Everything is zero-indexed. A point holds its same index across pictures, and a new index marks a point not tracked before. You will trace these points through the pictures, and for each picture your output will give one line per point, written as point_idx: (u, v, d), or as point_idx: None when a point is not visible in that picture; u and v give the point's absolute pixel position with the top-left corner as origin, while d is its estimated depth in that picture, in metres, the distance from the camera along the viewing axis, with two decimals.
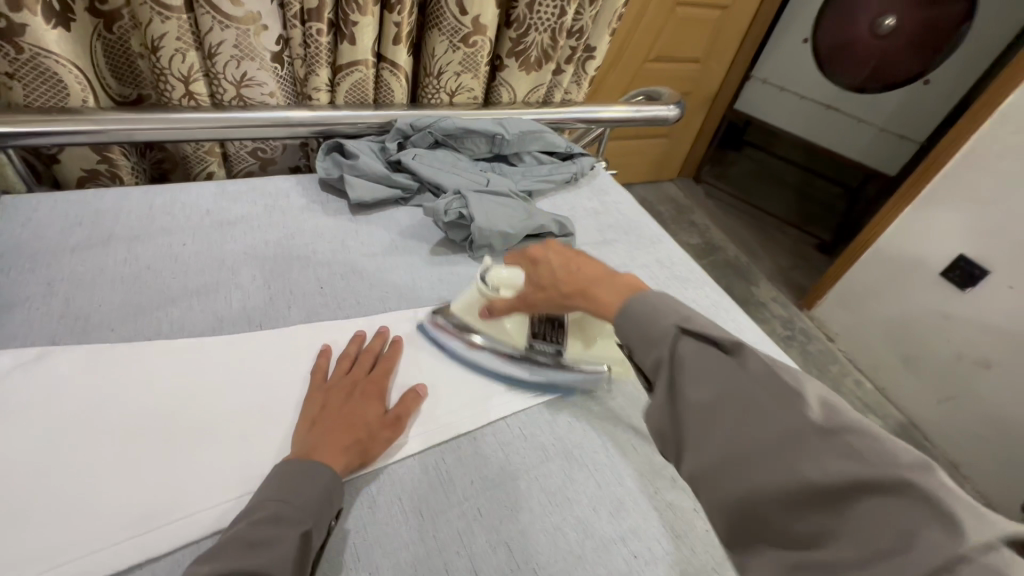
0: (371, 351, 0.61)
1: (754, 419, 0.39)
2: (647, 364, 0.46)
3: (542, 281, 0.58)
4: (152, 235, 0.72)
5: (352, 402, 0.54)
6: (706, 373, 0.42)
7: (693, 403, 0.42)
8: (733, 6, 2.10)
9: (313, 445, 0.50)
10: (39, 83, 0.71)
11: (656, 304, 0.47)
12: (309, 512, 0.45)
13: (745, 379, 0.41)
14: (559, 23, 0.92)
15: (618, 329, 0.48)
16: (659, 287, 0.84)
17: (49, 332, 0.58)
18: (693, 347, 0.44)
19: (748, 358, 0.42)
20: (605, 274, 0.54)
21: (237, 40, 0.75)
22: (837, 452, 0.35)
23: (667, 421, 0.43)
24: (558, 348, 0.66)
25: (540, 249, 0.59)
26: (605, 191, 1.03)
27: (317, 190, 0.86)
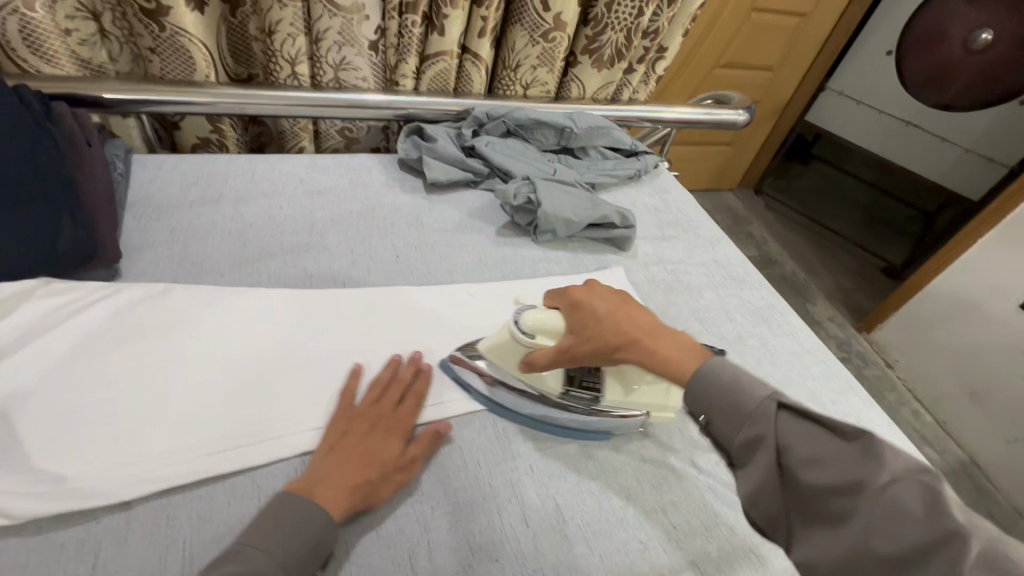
0: (400, 381, 0.59)
1: (879, 521, 0.37)
2: (735, 440, 0.44)
3: (588, 331, 0.52)
4: (255, 198, 0.80)
5: (370, 437, 0.53)
6: (819, 457, 0.40)
7: (809, 486, 0.40)
8: (813, 12, 2.04)
9: (320, 478, 0.48)
10: (173, 58, 0.81)
11: (741, 374, 0.45)
12: (288, 567, 0.43)
13: (879, 473, 0.38)
14: (636, 23, 0.95)
15: (688, 396, 0.47)
16: (716, 286, 0.85)
17: (170, 272, 0.68)
18: (796, 424, 0.42)
19: (874, 445, 0.39)
20: (658, 326, 0.51)
21: (342, 28, 0.83)
22: (994, 571, 0.33)
23: (768, 498, 0.42)
24: (595, 395, 0.60)
25: (582, 291, 0.56)
26: (667, 190, 1.05)
27: (396, 169, 0.93)
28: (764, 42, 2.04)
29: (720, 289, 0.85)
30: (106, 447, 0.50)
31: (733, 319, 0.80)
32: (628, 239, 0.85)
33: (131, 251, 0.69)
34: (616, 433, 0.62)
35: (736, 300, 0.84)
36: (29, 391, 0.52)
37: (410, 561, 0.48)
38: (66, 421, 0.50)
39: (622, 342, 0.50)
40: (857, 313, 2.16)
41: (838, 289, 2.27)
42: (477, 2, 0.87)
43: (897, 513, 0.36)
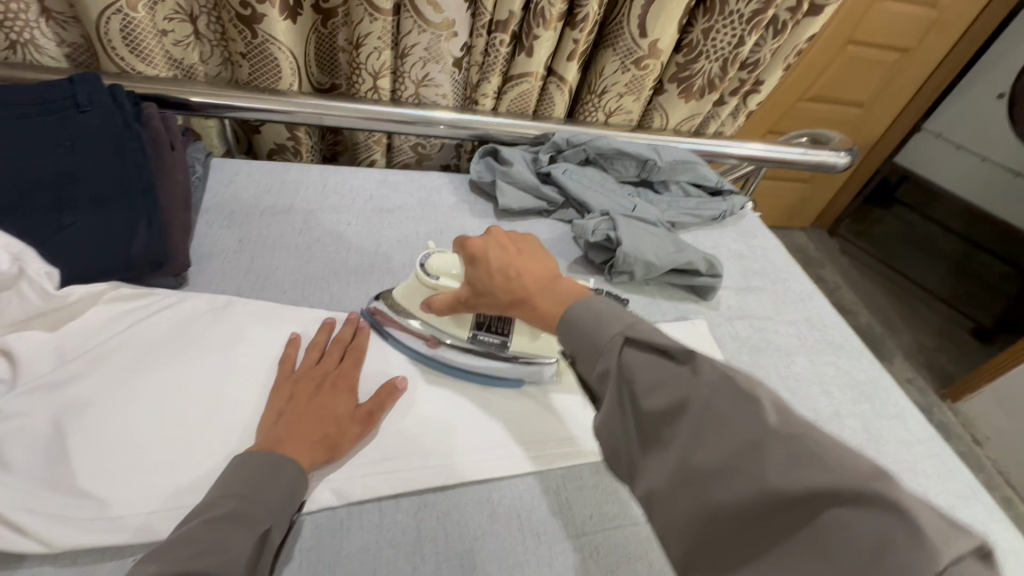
0: (340, 341, 0.59)
1: (706, 427, 0.36)
2: (592, 375, 0.44)
3: (480, 286, 0.53)
4: (324, 211, 0.78)
5: (320, 394, 0.53)
6: (658, 382, 0.40)
7: (649, 413, 0.39)
8: (916, 48, 1.88)
9: (279, 436, 0.48)
10: (262, 65, 0.81)
11: (601, 312, 0.45)
12: (270, 511, 0.43)
13: (700, 389, 0.38)
14: (734, 52, 0.85)
15: (562, 340, 0.46)
16: (809, 350, 0.76)
17: (235, 284, 0.66)
18: (642, 357, 0.42)
19: (699, 363, 0.39)
20: (543, 281, 0.50)
21: (430, 44, 0.81)
22: (796, 461, 0.33)
23: (622, 438, 0.42)
24: (502, 341, 0.60)
25: (479, 241, 0.54)
26: (754, 234, 0.96)
27: (467, 190, 0.89)
28: (858, 76, 1.90)
29: (813, 355, 0.75)
30: (154, 474, 0.47)
31: (830, 393, 0.70)
32: (712, 288, 0.78)
33: (201, 259, 0.68)
34: None
35: (831, 368, 0.74)
36: (87, 402, 0.50)
37: None
38: (120, 439, 0.48)
39: (512, 302, 0.51)
40: (940, 378, 1.96)
41: (919, 348, 2.06)
42: (570, 24, 0.82)
43: (717, 422, 0.36)
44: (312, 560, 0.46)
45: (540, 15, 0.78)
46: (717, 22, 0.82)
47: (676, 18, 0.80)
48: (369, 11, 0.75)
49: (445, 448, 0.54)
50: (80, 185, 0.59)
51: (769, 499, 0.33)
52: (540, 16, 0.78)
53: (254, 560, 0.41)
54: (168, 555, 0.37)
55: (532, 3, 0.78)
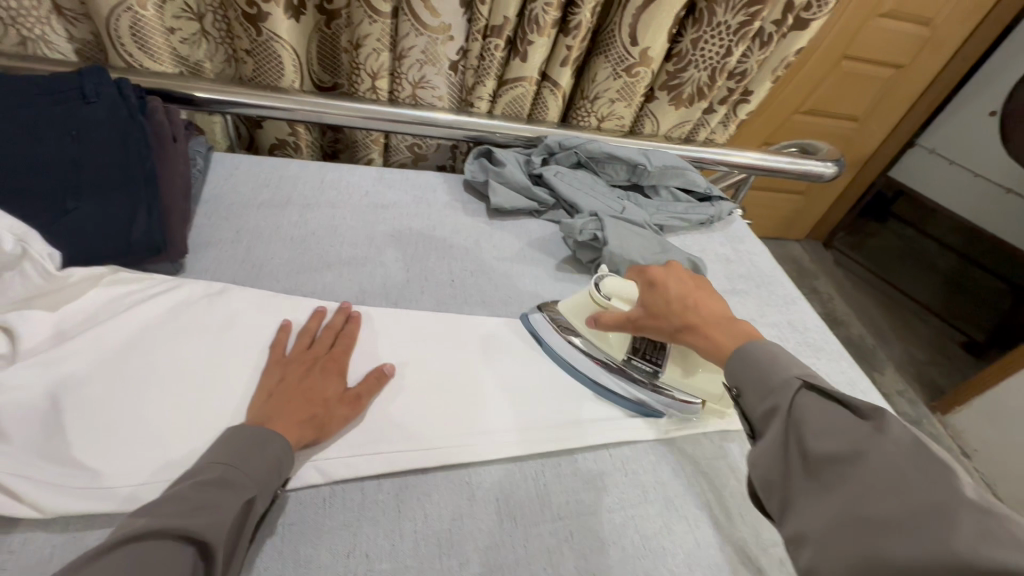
0: (331, 328, 0.61)
1: (884, 480, 0.36)
2: (757, 412, 0.45)
3: (659, 309, 0.58)
4: (321, 205, 0.81)
5: (310, 376, 0.55)
6: (831, 427, 0.40)
7: (815, 455, 0.39)
8: (910, 65, 1.91)
9: (270, 413, 0.50)
10: (265, 63, 0.84)
11: (778, 355, 0.47)
12: (255, 480, 0.45)
13: (883, 444, 0.37)
14: (723, 62, 0.88)
15: (729, 371, 0.49)
16: (789, 352, 0.78)
17: (231, 272, 0.68)
18: (819, 402, 0.42)
19: (888, 422, 0.38)
20: (723, 317, 0.55)
21: (426, 47, 0.84)
22: (990, 534, 0.30)
23: (776, 474, 0.42)
24: (654, 370, 0.63)
25: (661, 271, 0.59)
26: (741, 240, 0.98)
27: (461, 189, 0.91)
28: (852, 91, 1.93)
29: (793, 356, 0.77)
30: (144, 447, 0.49)
31: None
32: None
33: (198, 247, 0.70)
34: (668, 508, 0.56)
35: (810, 369, 0.76)
36: (80, 379, 0.51)
37: None
38: (113, 413, 0.50)
39: (683, 327, 0.56)
40: (931, 390, 1.97)
41: (910, 360, 2.08)
42: (564, 31, 0.84)
43: (893, 477, 0.35)
44: (291, 534, 0.47)
45: (534, 22, 0.80)
46: (705, 32, 0.85)
47: (666, 28, 0.82)
48: (369, 14, 0.78)
49: (429, 432, 0.56)
50: (84, 171, 0.62)
51: (954, 569, 0.30)
52: (534, 22, 0.80)
53: (237, 527, 0.42)
54: (160, 511, 0.39)
55: (526, 10, 0.81)
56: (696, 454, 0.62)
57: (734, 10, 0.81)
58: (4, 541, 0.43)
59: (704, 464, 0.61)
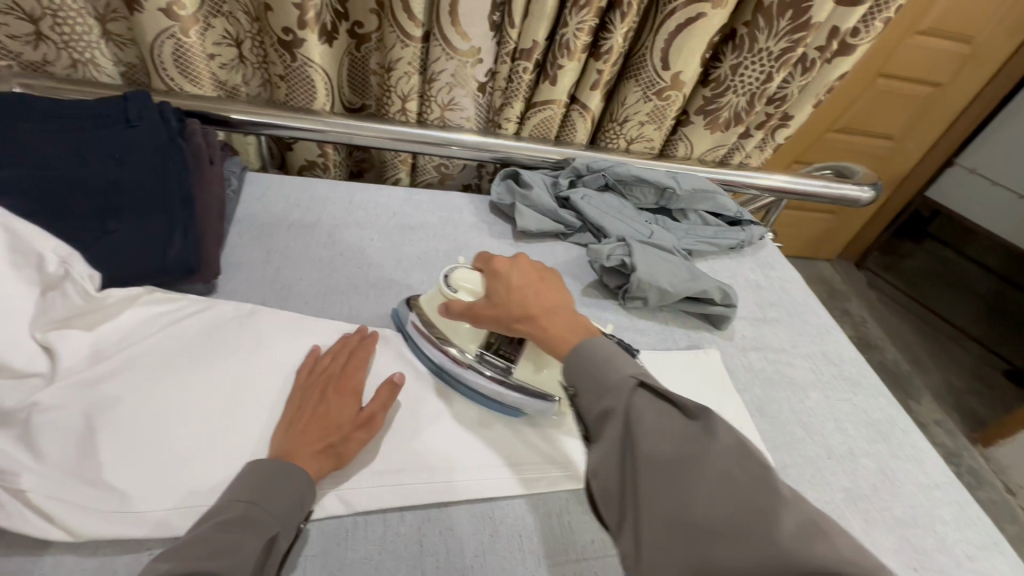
0: (351, 349, 0.60)
1: (722, 487, 0.38)
2: (593, 412, 0.46)
3: (497, 296, 0.56)
4: (348, 226, 0.81)
5: (325, 402, 0.54)
6: (663, 429, 0.42)
7: (655, 458, 0.41)
8: (949, 83, 1.86)
9: (291, 446, 0.50)
10: (299, 86, 0.86)
11: (615, 355, 0.48)
12: (277, 516, 0.45)
13: (714, 448, 0.40)
14: (762, 88, 0.86)
15: (568, 367, 0.50)
16: (824, 385, 0.75)
17: (261, 293, 0.69)
18: (650, 402, 0.45)
19: (714, 426, 0.42)
20: (557, 307, 0.54)
21: (456, 70, 0.84)
22: (807, 535, 0.35)
23: (614, 478, 0.43)
24: (507, 366, 0.59)
25: (505, 262, 0.58)
26: (772, 265, 0.96)
27: (486, 211, 0.91)
28: (887, 109, 1.88)
29: (828, 389, 0.74)
30: (176, 470, 0.49)
31: (844, 430, 0.69)
32: (726, 318, 0.77)
33: (229, 267, 0.71)
34: None
35: (846, 404, 0.73)
36: (114, 399, 0.52)
37: None
38: (147, 435, 0.51)
39: (522, 316, 0.54)
40: (972, 422, 1.88)
41: (949, 389, 1.99)
42: (594, 56, 0.84)
43: (725, 479, 0.39)
44: (317, 565, 0.47)
45: (565, 47, 0.80)
46: (746, 58, 0.83)
47: (700, 52, 0.81)
48: (401, 38, 0.79)
49: (453, 462, 0.55)
50: (125, 194, 0.63)
51: (773, 566, 0.34)
52: (564, 47, 0.80)
53: (260, 565, 0.42)
54: (187, 553, 0.40)
55: (557, 35, 0.80)
56: None
57: (776, 36, 0.79)
58: (36, 564, 0.43)
59: None
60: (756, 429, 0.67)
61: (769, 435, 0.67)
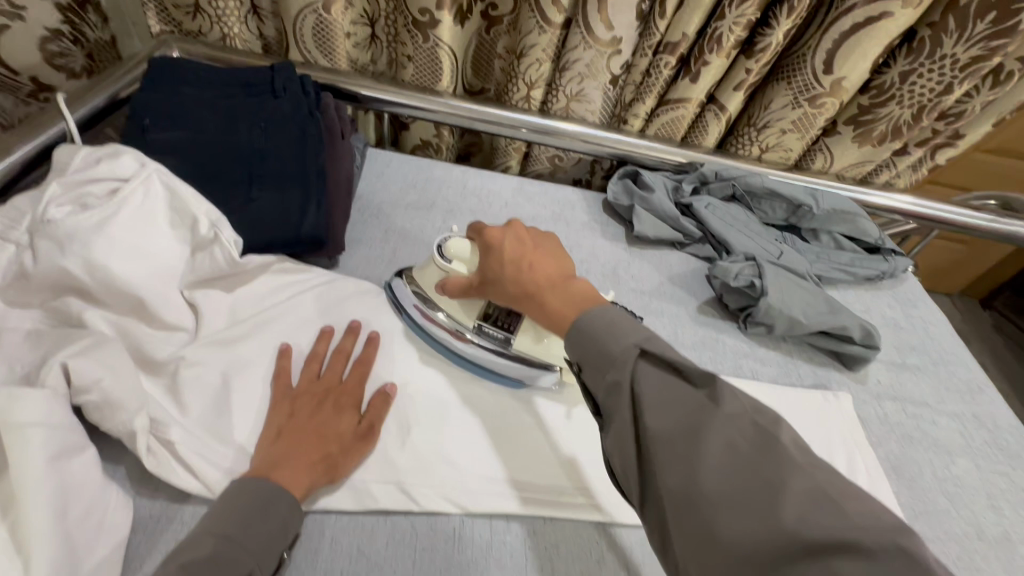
0: (340, 354, 0.56)
1: (733, 461, 0.35)
2: (602, 389, 0.41)
3: (493, 269, 0.53)
4: (463, 212, 0.81)
5: (319, 413, 0.50)
6: (668, 399, 0.38)
7: (655, 432, 0.37)
8: None
9: (276, 459, 0.46)
10: (426, 66, 0.85)
11: (615, 321, 0.43)
12: (254, 551, 0.40)
13: (715, 417, 0.37)
14: (936, 100, 0.74)
15: (574, 342, 0.44)
16: (975, 453, 0.65)
17: (378, 274, 0.70)
18: (655, 373, 0.40)
19: (719, 394, 0.38)
20: (555, 278, 0.50)
21: (591, 61, 0.79)
22: (819, 505, 0.31)
23: (624, 458, 0.39)
24: (506, 338, 0.59)
25: (497, 232, 0.55)
26: (916, 304, 0.85)
27: (600, 210, 0.87)
28: None
29: (979, 457, 0.65)
30: None
31: (999, 511, 0.60)
32: (863, 359, 0.69)
33: (350, 244, 0.73)
34: None
35: (1003, 480, 0.63)
36: (248, 362, 0.55)
37: None
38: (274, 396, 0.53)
39: (521, 294, 0.51)
40: None
41: None
42: (746, 53, 0.76)
43: (733, 451, 0.35)
44: (424, 561, 0.46)
45: (715, 42, 0.74)
46: (923, 65, 0.71)
47: (872, 56, 0.71)
48: (540, 25, 0.75)
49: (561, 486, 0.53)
50: (268, 164, 0.66)
51: (780, 540, 0.31)
52: (714, 42, 0.74)
53: None
54: None
55: (709, 27, 0.74)
56: None
57: (970, 42, 0.67)
58: (179, 512, 0.46)
59: None
60: (892, 491, 0.59)
61: (906, 500, 0.59)
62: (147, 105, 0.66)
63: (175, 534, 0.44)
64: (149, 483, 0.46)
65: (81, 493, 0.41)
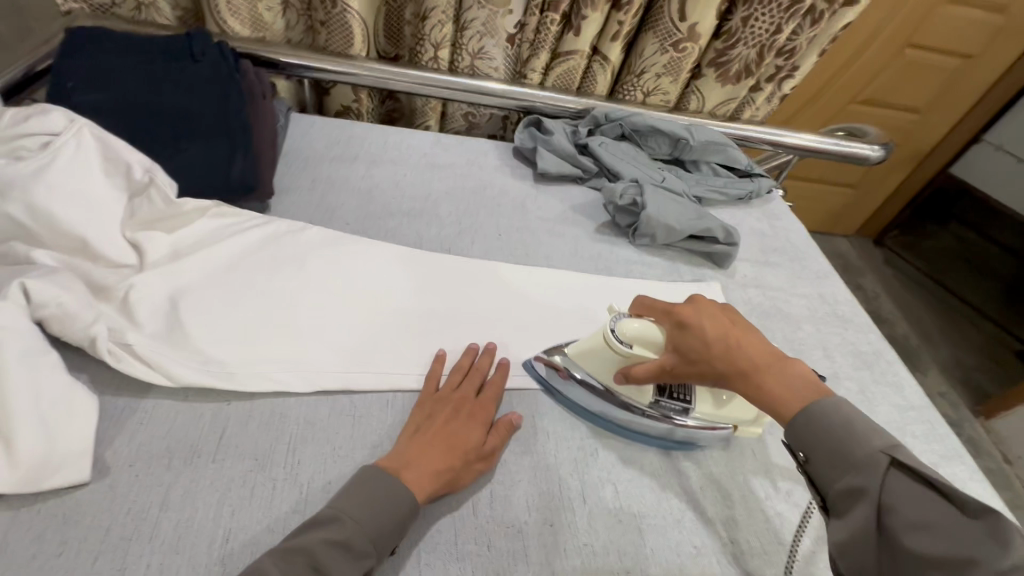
0: (478, 367, 0.60)
1: None
2: (835, 486, 0.44)
3: (696, 354, 0.53)
4: (384, 162, 0.89)
5: (457, 418, 0.55)
6: (929, 523, 0.39)
7: (911, 548, 0.39)
8: (980, 55, 1.74)
9: (410, 454, 0.51)
10: (338, 33, 0.92)
11: (855, 422, 0.45)
12: (372, 535, 0.45)
13: (994, 551, 0.36)
14: (771, 40, 0.90)
15: (793, 429, 0.47)
16: (817, 320, 0.81)
17: (307, 214, 0.78)
18: (917, 491, 0.40)
19: (1005, 534, 0.37)
20: (772, 357, 0.51)
21: (487, 19, 0.90)
22: None
23: (859, 559, 0.41)
24: (685, 408, 0.60)
25: (690, 311, 0.55)
26: (779, 216, 1.01)
27: (510, 156, 0.97)
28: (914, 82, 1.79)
29: (820, 323, 0.81)
30: (246, 345, 0.58)
31: (831, 358, 0.76)
32: (728, 256, 0.84)
33: (280, 193, 0.80)
34: (684, 442, 0.62)
35: (837, 337, 0.79)
36: (190, 288, 0.61)
37: (476, 508, 0.52)
38: (219, 311, 0.60)
39: (730, 372, 0.51)
40: (976, 395, 1.84)
41: (959, 368, 1.93)
42: (616, 7, 0.89)
43: None
44: (363, 423, 0.56)
45: None
46: (756, 10, 0.86)
47: (714, 5, 0.85)
48: None
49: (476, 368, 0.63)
50: (193, 120, 0.72)
51: None
52: None
53: None
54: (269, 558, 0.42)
55: None
56: None
57: None
58: (140, 404, 0.53)
59: None
60: None
61: None
62: (70, 71, 0.71)
63: (139, 420, 0.52)
64: (110, 385, 0.53)
65: (52, 386, 0.48)
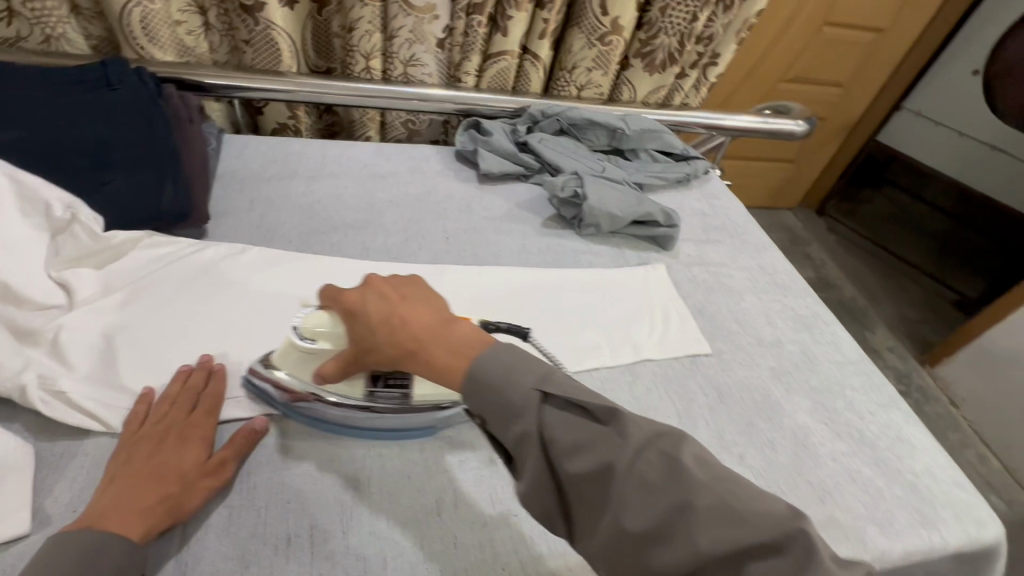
0: (189, 387, 0.54)
1: (705, 512, 0.35)
2: (508, 437, 0.41)
3: (370, 339, 0.47)
4: (324, 176, 0.88)
5: (161, 452, 0.49)
6: (580, 444, 0.39)
7: (573, 473, 0.39)
8: (890, 28, 1.86)
9: (111, 504, 0.44)
10: (264, 50, 0.91)
11: (511, 366, 0.42)
12: None
13: (624, 450, 0.38)
14: (689, 27, 0.94)
15: (468, 396, 0.42)
16: (758, 290, 0.85)
17: (247, 236, 0.76)
18: (560, 414, 0.40)
19: (626, 425, 0.39)
20: (433, 326, 0.45)
21: (414, 27, 0.90)
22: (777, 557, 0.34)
23: (547, 500, 0.40)
24: (405, 393, 0.56)
25: (356, 293, 0.49)
26: (716, 195, 1.05)
27: (452, 159, 0.98)
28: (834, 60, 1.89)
29: (761, 293, 0.85)
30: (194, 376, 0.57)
31: (774, 325, 0.79)
32: (670, 238, 0.87)
33: (216, 217, 0.78)
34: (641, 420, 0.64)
35: (778, 304, 0.83)
36: (128, 324, 0.60)
37: (440, 510, 0.53)
38: (161, 344, 0.59)
39: (399, 354, 0.46)
40: (920, 346, 1.95)
41: (903, 322, 2.04)
42: (540, 6, 0.91)
43: (645, 484, 0.37)
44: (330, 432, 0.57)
45: None
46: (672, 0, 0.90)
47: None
48: None
49: None
50: (114, 149, 0.69)
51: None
52: None
53: None
54: None
55: None
56: (668, 369, 0.70)
57: None
58: (80, 446, 0.51)
59: (675, 378, 0.69)
60: (697, 326, 0.77)
61: (706, 330, 0.77)
62: None
63: (80, 462, 0.50)
64: (46, 431, 0.51)
65: None
